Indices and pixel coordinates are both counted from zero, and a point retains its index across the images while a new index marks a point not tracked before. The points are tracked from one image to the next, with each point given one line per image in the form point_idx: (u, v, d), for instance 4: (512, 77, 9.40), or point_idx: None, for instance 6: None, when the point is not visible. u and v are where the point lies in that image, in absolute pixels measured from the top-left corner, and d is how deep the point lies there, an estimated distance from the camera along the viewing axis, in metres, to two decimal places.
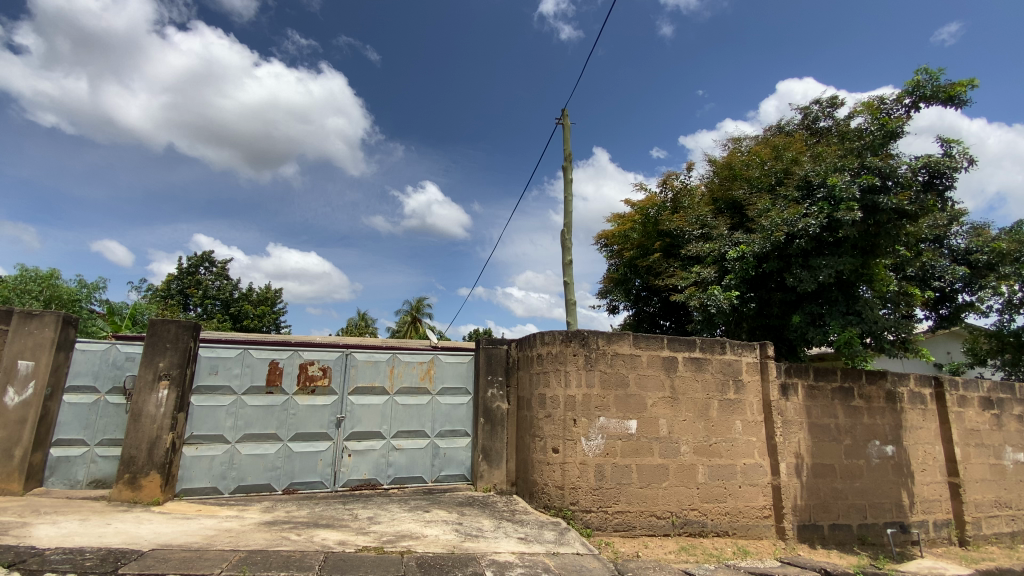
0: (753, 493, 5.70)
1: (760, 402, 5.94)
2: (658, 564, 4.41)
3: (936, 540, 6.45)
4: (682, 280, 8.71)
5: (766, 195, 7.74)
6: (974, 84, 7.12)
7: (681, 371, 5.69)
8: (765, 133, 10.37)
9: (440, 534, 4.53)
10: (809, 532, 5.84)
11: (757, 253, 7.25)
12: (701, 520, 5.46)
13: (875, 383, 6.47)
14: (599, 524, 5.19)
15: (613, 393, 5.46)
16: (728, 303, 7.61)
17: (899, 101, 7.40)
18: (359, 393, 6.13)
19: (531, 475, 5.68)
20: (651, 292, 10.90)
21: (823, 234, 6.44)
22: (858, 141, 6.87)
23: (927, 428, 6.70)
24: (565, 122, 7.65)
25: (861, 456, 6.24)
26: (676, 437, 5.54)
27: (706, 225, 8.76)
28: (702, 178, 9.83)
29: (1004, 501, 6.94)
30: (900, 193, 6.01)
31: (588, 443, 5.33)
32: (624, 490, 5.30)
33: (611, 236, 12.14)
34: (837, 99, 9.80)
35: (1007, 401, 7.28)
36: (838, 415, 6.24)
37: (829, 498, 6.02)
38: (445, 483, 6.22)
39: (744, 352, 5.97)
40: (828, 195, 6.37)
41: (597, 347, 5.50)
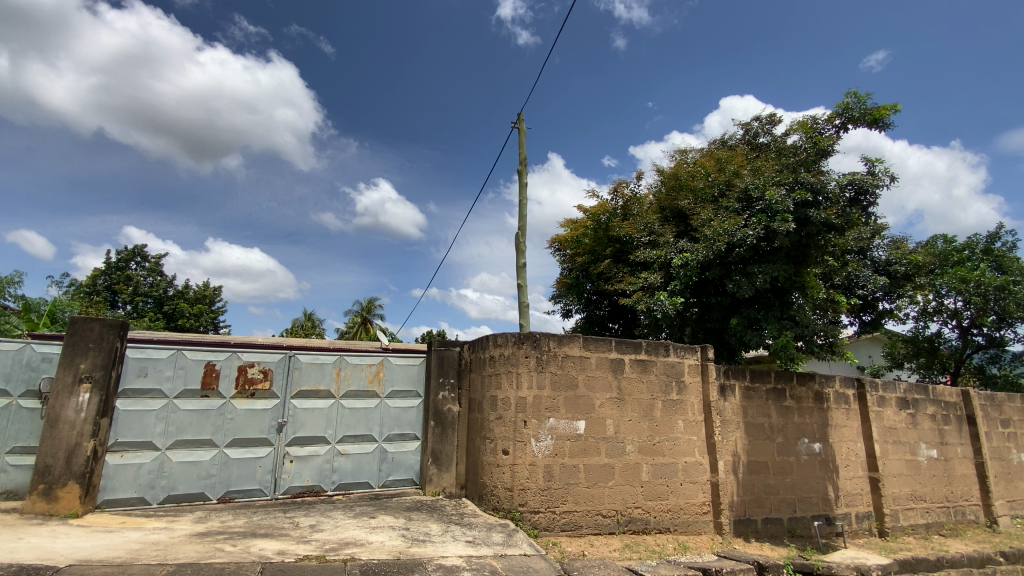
0: (693, 490, 5.93)
1: (701, 402, 6.20)
2: (603, 562, 4.51)
3: (858, 531, 6.94)
4: (630, 285, 9.00)
5: (709, 205, 8.07)
6: (896, 109, 7.76)
7: (628, 373, 5.85)
8: (710, 146, 10.87)
9: (385, 540, 4.43)
10: (744, 526, 6.14)
11: (700, 261, 7.60)
12: (645, 517, 5.63)
13: (805, 384, 6.91)
14: (547, 524, 5.25)
15: (563, 394, 5.54)
16: (673, 308, 7.87)
17: (831, 121, 7.96)
18: (302, 397, 5.91)
19: (481, 477, 5.66)
20: (602, 296, 11.15)
21: (760, 243, 6.84)
22: (793, 157, 7.30)
23: (850, 426, 7.21)
24: (521, 127, 7.69)
25: (792, 453, 6.64)
26: (622, 437, 5.69)
27: (653, 232, 9.07)
28: (650, 187, 10.16)
29: (917, 493, 7.56)
30: (828, 208, 6.48)
31: (537, 444, 5.38)
32: (572, 490, 5.39)
33: (565, 241, 12.35)
34: (775, 117, 10.41)
35: (920, 401, 7.94)
36: (772, 415, 6.61)
37: (763, 494, 6.36)
38: (392, 488, 6.10)
39: (686, 354, 6.21)
40: (766, 207, 6.77)
41: (549, 350, 5.57)
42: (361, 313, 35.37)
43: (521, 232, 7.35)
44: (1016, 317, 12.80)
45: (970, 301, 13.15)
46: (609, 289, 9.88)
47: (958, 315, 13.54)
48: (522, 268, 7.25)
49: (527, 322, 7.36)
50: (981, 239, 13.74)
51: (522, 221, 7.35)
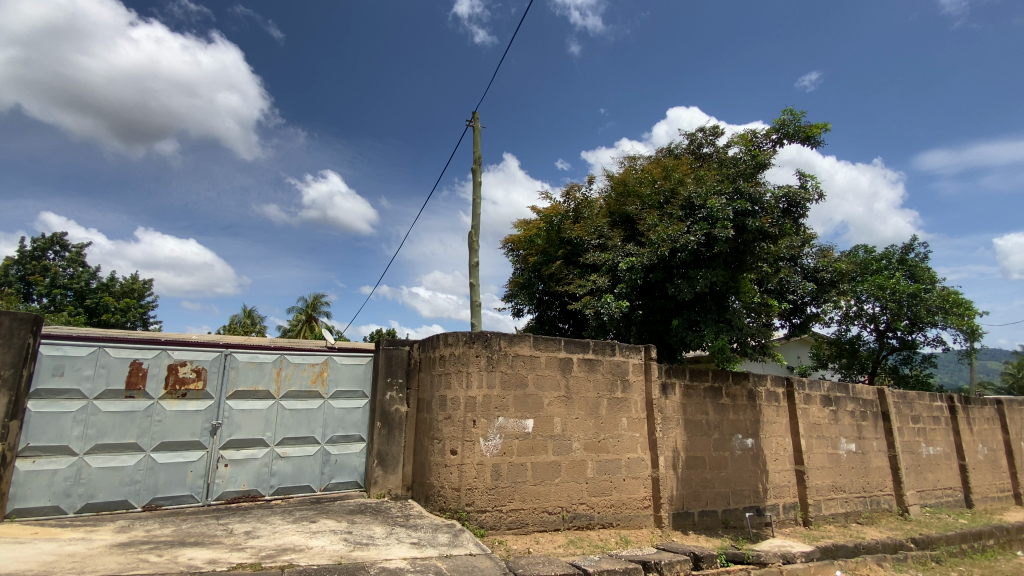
0: (635, 485, 6.13)
1: (643, 400, 6.42)
2: (548, 559, 4.58)
3: (785, 521, 7.41)
4: (580, 286, 9.19)
5: (655, 211, 8.35)
6: (826, 128, 8.34)
7: (575, 371, 5.97)
8: (658, 154, 11.27)
9: (326, 545, 4.30)
10: (682, 519, 6.41)
11: (645, 264, 7.88)
12: (589, 513, 5.77)
13: (739, 383, 7.30)
14: (494, 523, 5.27)
15: (513, 393, 5.58)
16: (619, 310, 8.24)
17: (768, 136, 8.44)
18: (239, 397, 5.63)
19: (428, 477, 5.60)
20: (553, 297, 11.31)
21: (701, 249, 7.18)
22: (733, 168, 7.71)
23: (779, 422, 7.69)
24: (476, 125, 7.66)
25: (727, 448, 6.99)
26: (569, 434, 5.80)
27: (602, 235, 9.30)
28: (601, 191, 10.40)
29: (838, 484, 8.16)
30: (763, 218, 6.86)
31: (486, 443, 5.39)
32: (519, 488, 5.44)
33: (518, 241, 12.45)
34: (718, 129, 10.92)
35: (841, 399, 8.57)
36: (709, 412, 6.94)
37: (700, 488, 6.67)
38: (335, 491, 5.93)
39: (631, 354, 6.41)
40: (707, 215, 7.10)
41: (500, 349, 5.59)
42: (307, 309, 34.11)
43: (474, 231, 7.32)
44: (925, 322, 14.07)
45: (887, 307, 14.33)
46: (560, 289, 10.05)
47: (876, 319, 14.71)
48: (474, 267, 7.22)
49: (478, 321, 7.35)
50: (896, 250, 14.99)
51: (476, 220, 7.31)
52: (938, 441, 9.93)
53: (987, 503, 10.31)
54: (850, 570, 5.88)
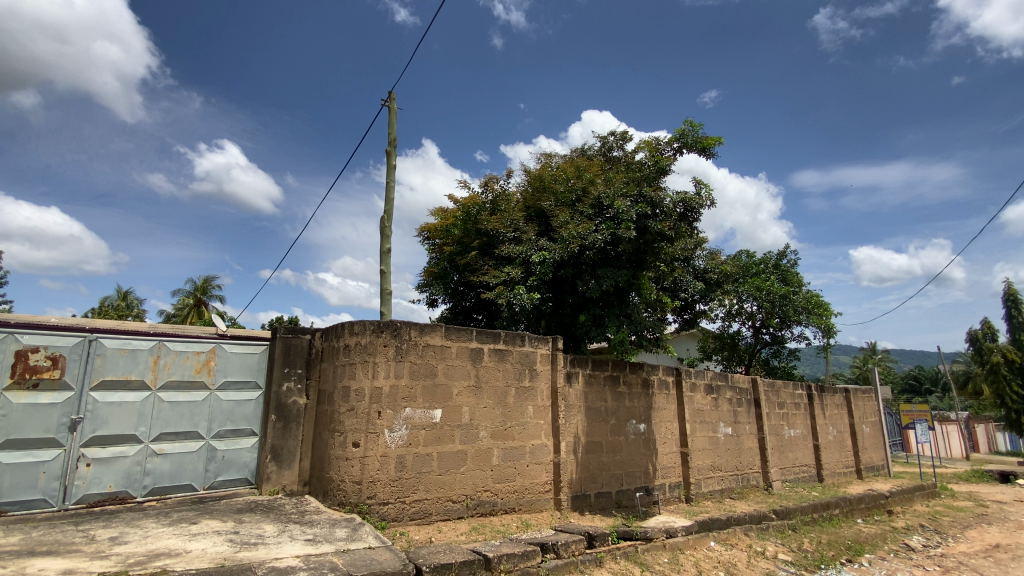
0: (537, 470, 6.36)
1: (549, 389, 6.67)
2: (449, 547, 4.61)
3: (671, 499, 8.11)
4: (494, 277, 9.28)
5: (567, 209, 8.66)
6: (719, 140, 9.15)
7: (486, 361, 6.04)
8: (572, 153, 11.67)
9: (208, 547, 3.98)
10: (580, 501, 6.77)
11: (556, 260, 8.16)
12: (492, 500, 5.89)
13: (635, 372, 7.84)
14: (396, 515, 5.20)
15: (421, 383, 5.52)
16: (530, 302, 8.47)
17: (670, 144, 9.07)
18: (107, 389, 5.01)
19: (327, 472, 5.37)
20: (468, 287, 11.31)
21: (608, 247, 7.60)
22: (638, 173, 8.23)
23: (669, 408, 8.38)
24: (392, 106, 7.38)
25: (622, 433, 7.49)
26: (477, 423, 5.87)
27: (518, 229, 9.47)
28: (518, 185, 10.56)
29: (716, 464, 9.08)
30: (663, 220, 7.40)
31: (391, 435, 5.29)
32: (424, 479, 5.41)
33: (435, 231, 12.30)
34: (628, 134, 11.52)
35: (721, 387, 9.51)
36: (607, 399, 7.38)
37: (596, 471, 7.08)
38: (220, 490, 5.49)
39: (540, 344, 6.60)
40: (614, 216, 7.51)
41: (410, 339, 5.50)
42: (195, 292, 31.03)
43: (386, 216, 6.99)
44: (792, 320, 16.01)
45: (762, 306, 16.13)
46: (473, 280, 10.07)
47: (753, 317, 16.50)
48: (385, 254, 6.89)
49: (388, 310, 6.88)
50: (773, 256, 16.87)
51: (389, 205, 7.00)
52: (798, 424, 11.39)
53: (833, 476, 12.03)
54: (722, 540, 6.60)
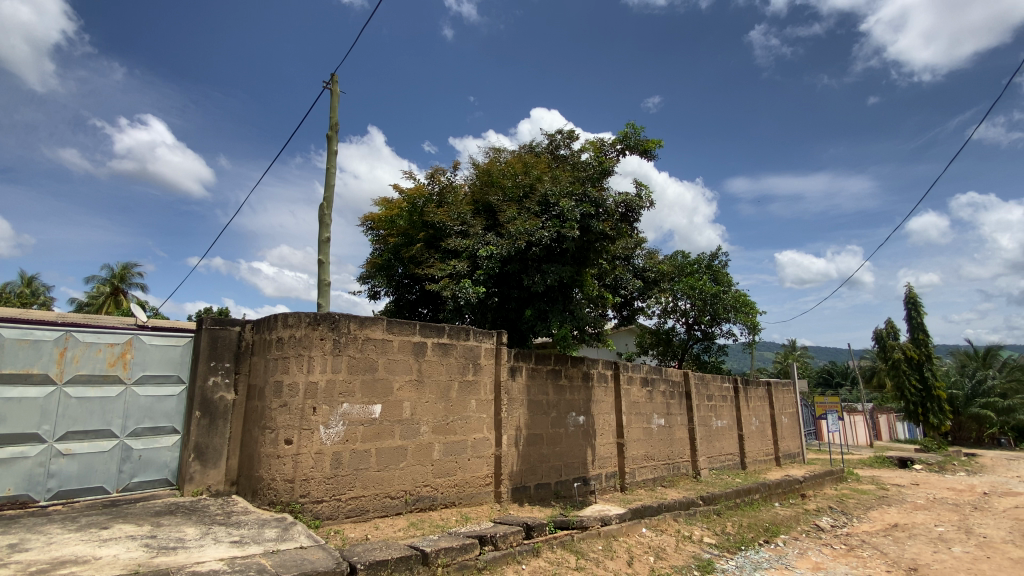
0: (478, 464, 6.38)
1: (492, 383, 6.70)
2: (386, 543, 4.54)
3: (607, 488, 8.39)
4: (439, 271, 9.19)
5: (514, 204, 8.69)
6: (660, 144, 9.52)
7: (429, 356, 5.98)
8: (520, 149, 11.73)
9: (121, 553, 3.69)
10: (520, 493, 6.87)
11: (502, 255, 8.21)
12: (432, 494, 5.86)
13: (577, 366, 8.03)
14: (331, 513, 5.06)
15: (360, 378, 5.38)
16: (475, 296, 8.49)
17: (614, 145, 9.32)
18: (4, 383, 4.53)
19: (256, 470, 5.11)
20: (413, 280, 11.14)
21: (553, 244, 7.72)
22: (583, 173, 8.42)
23: (607, 401, 8.66)
24: (334, 89, 7.08)
25: (562, 425, 7.66)
26: (418, 418, 5.80)
27: (465, 222, 9.40)
28: (465, 178, 10.50)
29: (649, 454, 9.49)
30: (605, 220, 7.62)
31: (326, 431, 5.13)
32: (361, 475, 5.29)
33: (378, 221, 11.99)
34: (574, 134, 11.73)
35: (656, 380, 9.93)
36: (549, 392, 7.52)
37: (536, 463, 7.20)
38: (136, 492, 5.11)
39: (484, 339, 6.62)
40: (559, 214, 7.64)
41: (349, 332, 5.34)
42: (112, 279, 28.54)
43: (325, 202, 6.48)
44: (721, 318, 16.97)
45: (695, 304, 16.98)
46: (418, 273, 9.92)
47: (686, 314, 17.32)
48: (323, 244, 6.38)
49: (326, 302, 6.28)
50: (706, 257, 17.77)
51: (328, 191, 6.54)
52: (724, 415, 12.12)
53: (754, 463, 12.90)
54: (653, 526, 6.92)
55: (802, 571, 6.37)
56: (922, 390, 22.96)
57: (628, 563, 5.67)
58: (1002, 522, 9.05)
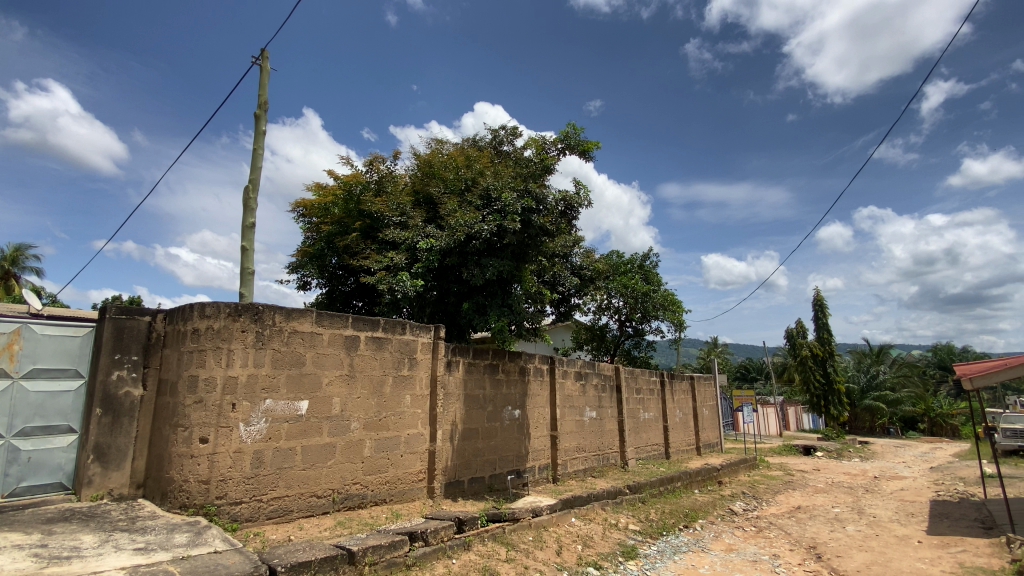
0: (411, 460, 6.29)
1: (428, 377, 6.61)
2: (310, 544, 4.37)
3: (539, 480, 8.56)
4: (375, 262, 8.95)
5: (455, 197, 8.61)
6: (599, 146, 9.78)
7: (361, 350, 5.80)
8: (463, 142, 11.64)
9: (3, 565, 3.30)
10: (453, 487, 6.84)
11: (442, 248, 8.11)
12: (361, 492, 5.70)
13: (513, 361, 8.10)
14: (250, 514, 4.79)
15: (285, 372, 5.14)
16: (413, 290, 8.35)
17: (555, 144, 9.47)
18: None
19: (166, 472, 4.73)
20: (347, 272, 10.77)
21: (493, 238, 7.71)
22: (525, 169, 8.50)
23: (542, 395, 8.82)
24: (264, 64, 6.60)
25: (497, 419, 7.71)
26: (348, 414, 5.62)
27: (404, 213, 9.20)
28: (406, 168, 10.28)
29: (581, 446, 9.78)
30: (545, 216, 7.72)
31: (246, 428, 4.85)
32: (284, 475, 5.05)
33: (311, 208, 11.48)
34: (518, 130, 11.80)
35: (589, 374, 10.25)
36: (486, 387, 7.54)
37: (471, 457, 7.20)
38: (25, 498, 4.59)
39: (421, 333, 6.51)
40: (500, 208, 7.66)
41: (273, 325, 5.08)
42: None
43: (250, 185, 6.04)
44: (651, 315, 17.78)
45: (627, 302, 17.67)
46: (353, 264, 9.60)
47: (619, 311, 17.99)
48: (248, 229, 5.96)
49: (249, 292, 5.86)
50: (639, 257, 18.50)
51: (254, 173, 6.11)
52: (651, 408, 12.73)
53: (677, 453, 13.65)
54: (582, 515, 7.14)
55: (716, 552, 6.83)
56: (825, 384, 25.29)
57: (557, 553, 5.81)
58: (887, 503, 10.16)
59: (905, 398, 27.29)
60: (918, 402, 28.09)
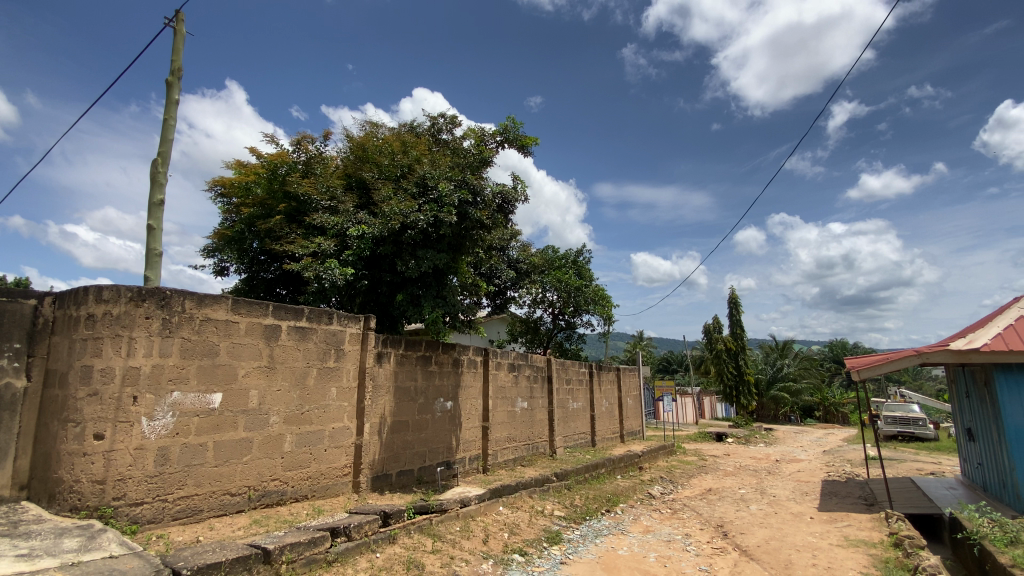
0: (336, 454, 6.09)
1: (356, 369, 6.42)
2: (220, 544, 4.11)
3: (469, 470, 8.59)
4: (301, 249, 8.51)
5: (389, 183, 8.37)
6: (536, 142, 9.88)
7: (283, 340, 5.52)
8: (399, 127, 11.33)
9: None
10: (380, 481, 6.70)
11: (374, 235, 7.85)
12: (281, 488, 5.45)
13: (446, 352, 8.05)
14: (153, 516, 4.43)
15: (196, 363, 4.79)
16: (342, 278, 8.01)
17: (494, 136, 9.45)
18: None
19: (54, 472, 4.25)
20: (271, 257, 10.18)
21: (428, 229, 7.59)
22: (464, 159, 8.43)
23: (475, 386, 8.84)
24: (179, 26, 6.00)
25: (429, 411, 7.64)
26: (266, 408, 5.34)
27: (334, 197, 8.82)
28: (337, 151, 9.86)
29: (512, 436, 9.93)
30: (482, 209, 7.72)
31: (150, 424, 4.47)
32: (194, 472, 4.72)
33: (231, 187, 10.71)
34: (457, 119, 11.65)
35: (522, 365, 10.39)
36: (417, 378, 7.44)
37: (400, 450, 7.09)
38: None
39: (349, 323, 6.30)
40: (437, 198, 7.56)
41: (182, 312, 4.71)
42: None
43: (159, 158, 5.52)
44: (583, 309, 18.31)
45: (560, 296, 18.05)
46: (277, 249, 9.07)
47: (553, 305, 18.35)
48: (156, 206, 5.45)
49: (156, 276, 5.37)
50: (573, 252, 18.95)
51: (164, 146, 5.59)
52: (580, 398, 13.16)
53: (603, 441, 14.22)
54: (510, 504, 7.27)
55: (635, 534, 7.21)
56: (737, 376, 27.35)
57: (484, 541, 5.87)
58: (785, 483, 11.20)
59: (805, 388, 30.12)
60: (815, 392, 31.14)
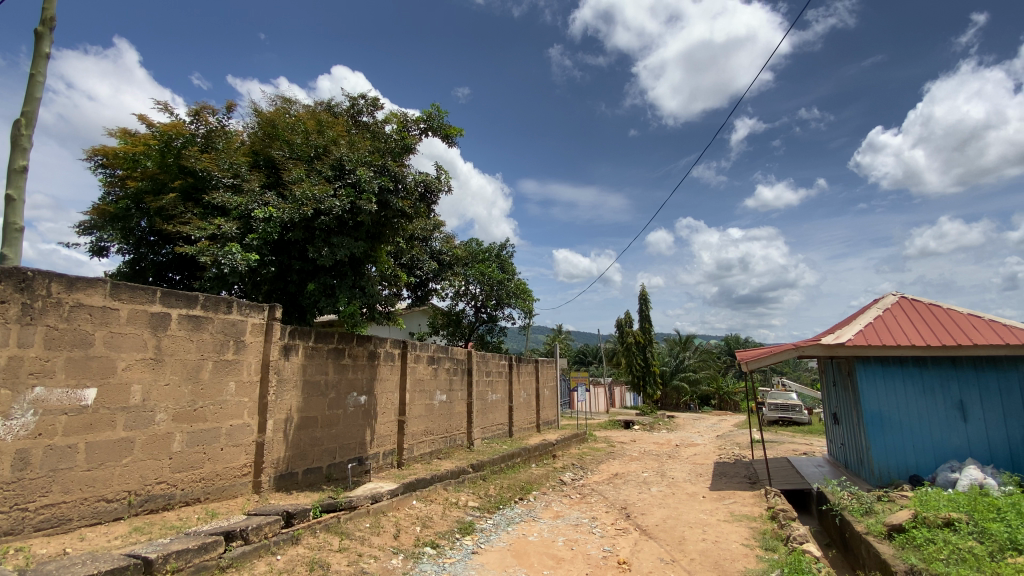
0: (234, 453, 5.67)
1: (259, 362, 6.00)
2: (93, 555, 3.68)
3: (383, 465, 8.39)
4: (198, 230, 7.75)
5: (302, 164, 7.88)
6: (461, 133, 9.79)
7: (173, 330, 5.02)
8: (315, 105, 10.70)
9: None
10: (285, 480, 6.36)
11: (283, 220, 7.34)
12: (168, 492, 4.98)
13: (361, 345, 7.77)
14: (10, 527, 3.86)
15: (65, 354, 4.23)
16: (245, 264, 7.38)
17: (417, 123, 9.23)
18: None
19: None
20: (163, 238, 9.21)
21: (345, 216, 7.26)
22: (385, 145, 8.16)
23: (391, 380, 8.65)
24: None
25: (340, 406, 7.34)
26: (151, 404, 4.84)
27: (238, 175, 8.15)
28: (243, 126, 9.13)
29: (429, 429, 9.83)
30: (403, 198, 7.54)
31: (4, 424, 3.87)
32: (60, 478, 4.16)
33: (113, 157, 9.51)
34: (379, 102, 11.23)
35: (441, 358, 10.32)
36: (328, 372, 7.12)
37: (307, 447, 6.74)
38: None
39: (251, 312, 5.88)
40: (355, 184, 7.25)
41: (48, 296, 4.13)
42: None
43: (23, 119, 4.76)
44: (505, 303, 18.53)
45: (483, 289, 18.13)
46: (168, 228, 8.21)
47: (475, 298, 18.39)
48: (16, 174, 4.71)
49: (15, 254, 4.63)
50: (496, 246, 19.07)
51: (29, 105, 4.83)
52: (499, 390, 13.33)
53: (520, 431, 14.54)
54: (423, 497, 7.21)
55: (545, 519, 7.47)
56: (644, 367, 29.13)
57: (395, 536, 5.78)
58: (683, 466, 12.16)
59: (703, 379, 32.79)
60: (712, 382, 34.01)
